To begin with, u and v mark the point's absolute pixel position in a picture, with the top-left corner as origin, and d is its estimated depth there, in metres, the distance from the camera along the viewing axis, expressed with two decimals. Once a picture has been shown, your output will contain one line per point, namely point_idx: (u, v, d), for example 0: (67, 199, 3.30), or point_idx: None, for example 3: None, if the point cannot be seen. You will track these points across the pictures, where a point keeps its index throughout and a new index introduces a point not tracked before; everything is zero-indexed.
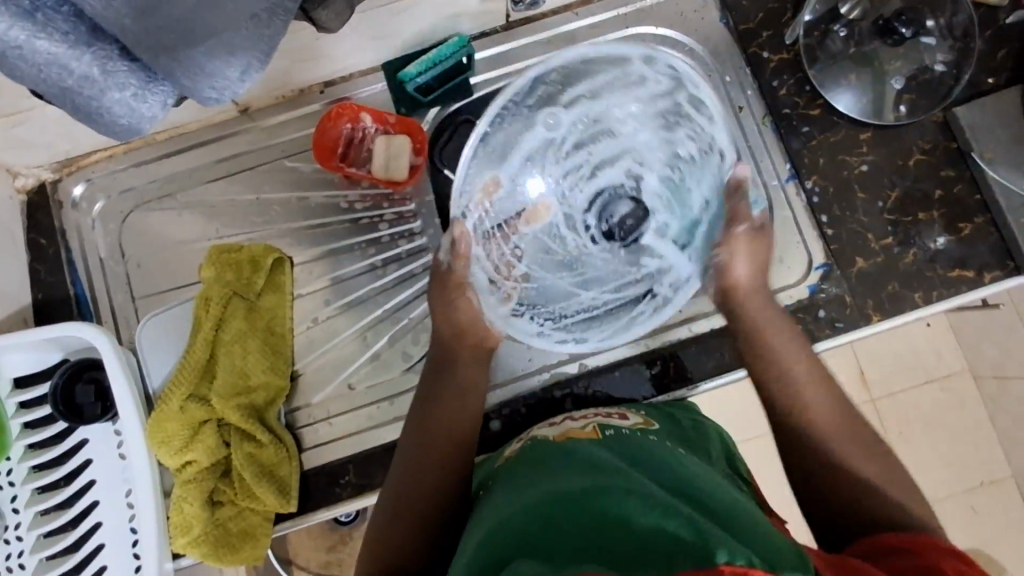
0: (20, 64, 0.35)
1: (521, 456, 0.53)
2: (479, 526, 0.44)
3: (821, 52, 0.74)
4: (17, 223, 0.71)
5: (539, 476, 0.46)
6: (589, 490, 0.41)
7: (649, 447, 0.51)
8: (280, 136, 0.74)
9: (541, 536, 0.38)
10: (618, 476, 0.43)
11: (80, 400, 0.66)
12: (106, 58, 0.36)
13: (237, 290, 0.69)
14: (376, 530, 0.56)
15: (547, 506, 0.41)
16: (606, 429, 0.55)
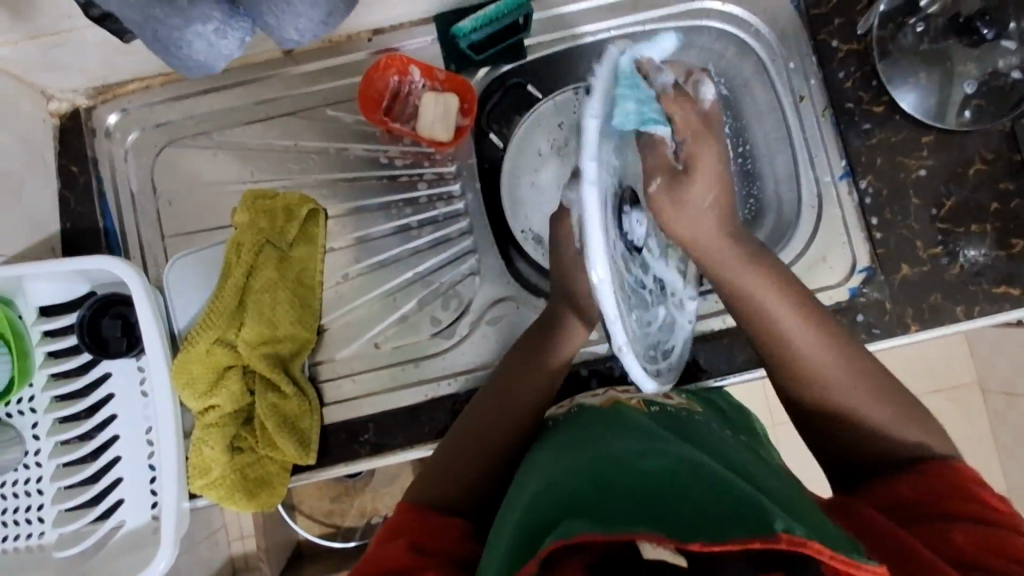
0: None
1: (564, 419, 0.53)
2: (527, 483, 0.45)
3: (892, 46, 0.71)
4: (49, 148, 0.70)
5: (587, 437, 0.46)
6: (638, 461, 0.41)
7: (697, 424, 0.50)
8: (322, 83, 0.72)
9: (589, 499, 0.38)
10: (665, 446, 0.43)
11: (106, 334, 0.65)
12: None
13: (269, 237, 0.68)
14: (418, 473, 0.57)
15: (593, 471, 0.41)
16: (652, 405, 0.53)
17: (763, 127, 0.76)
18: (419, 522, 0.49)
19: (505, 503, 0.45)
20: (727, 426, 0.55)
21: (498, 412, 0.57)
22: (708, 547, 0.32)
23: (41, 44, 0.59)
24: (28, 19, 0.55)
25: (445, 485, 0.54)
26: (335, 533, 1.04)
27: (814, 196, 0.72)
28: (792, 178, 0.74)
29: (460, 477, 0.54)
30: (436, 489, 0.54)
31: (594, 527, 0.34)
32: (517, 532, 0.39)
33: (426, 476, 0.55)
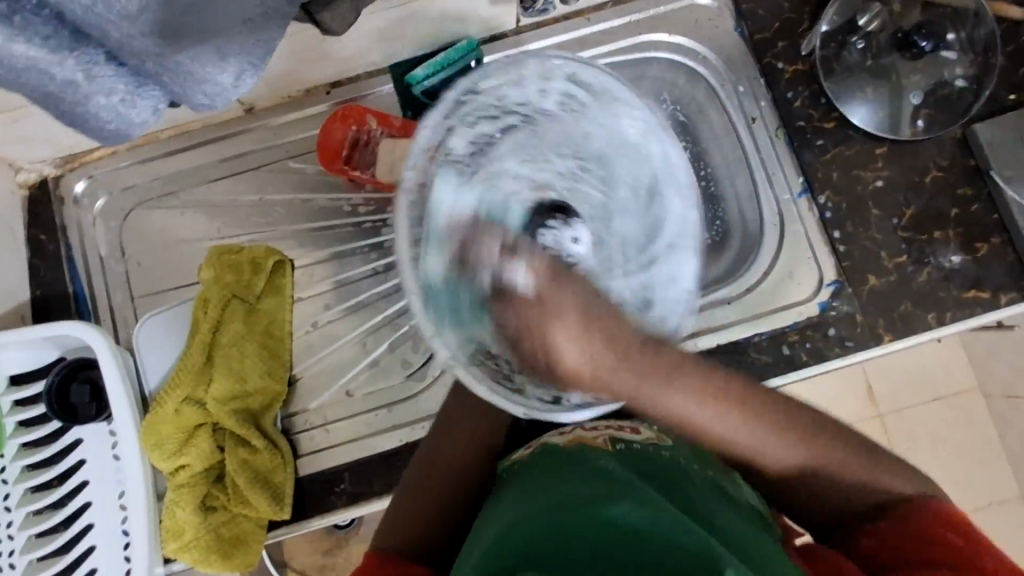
0: (1, 69, 0.32)
1: (531, 460, 0.51)
2: (484, 534, 0.42)
3: (837, 64, 0.73)
4: (18, 219, 0.71)
5: (548, 484, 0.45)
6: (597, 509, 0.39)
7: (662, 459, 0.49)
8: (285, 136, 0.73)
9: (541, 556, 0.36)
10: (627, 490, 0.41)
11: (75, 401, 0.65)
12: (91, 64, 0.33)
13: (236, 291, 0.68)
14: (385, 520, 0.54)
15: (550, 521, 0.39)
16: (618, 445, 0.50)
17: (721, 151, 0.76)
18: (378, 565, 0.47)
19: (462, 554, 0.43)
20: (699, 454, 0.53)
21: (454, 456, 0.57)
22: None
23: (0, 121, 0.61)
24: None
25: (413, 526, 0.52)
26: None
27: (774, 214, 0.72)
28: (751, 198, 0.74)
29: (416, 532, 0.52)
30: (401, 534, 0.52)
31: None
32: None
33: (392, 523, 0.53)
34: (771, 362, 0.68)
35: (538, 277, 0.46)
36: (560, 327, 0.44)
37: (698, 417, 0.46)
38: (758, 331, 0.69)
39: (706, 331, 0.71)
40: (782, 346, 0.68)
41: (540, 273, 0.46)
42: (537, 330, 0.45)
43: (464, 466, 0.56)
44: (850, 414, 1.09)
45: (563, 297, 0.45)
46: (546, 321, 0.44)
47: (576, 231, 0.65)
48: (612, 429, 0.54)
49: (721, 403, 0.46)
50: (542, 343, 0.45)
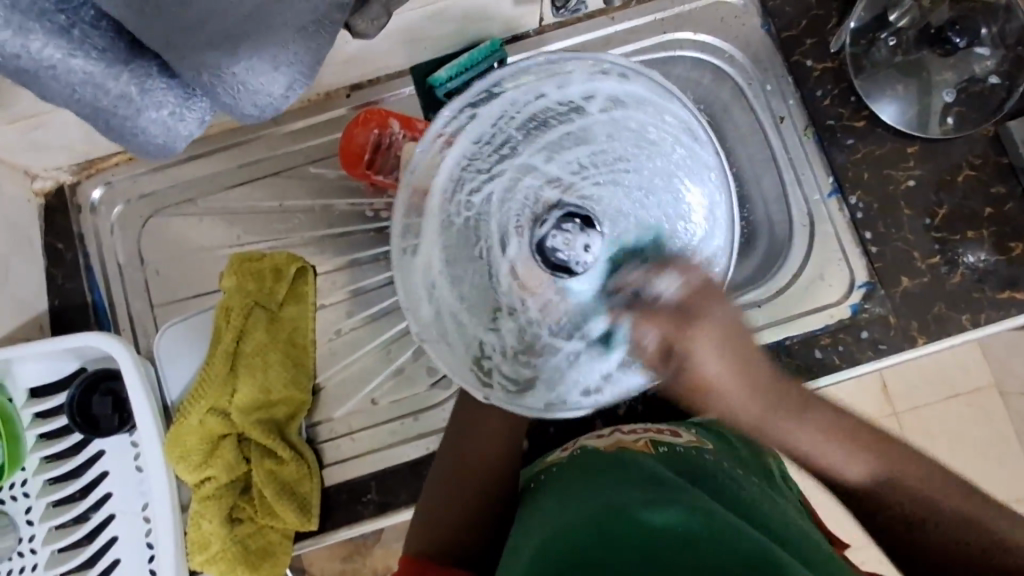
0: (53, 84, 0.31)
1: (568, 466, 0.50)
2: (527, 543, 0.41)
3: (867, 61, 0.71)
4: (35, 227, 0.70)
5: (589, 489, 0.43)
6: (645, 513, 0.38)
7: (704, 466, 0.47)
8: (305, 141, 0.72)
9: (591, 562, 0.35)
10: (676, 496, 0.40)
11: (98, 412, 0.64)
12: (144, 77, 0.32)
13: (258, 299, 0.67)
14: (415, 532, 0.53)
15: (598, 523, 0.38)
16: (659, 446, 0.51)
17: (747, 151, 0.74)
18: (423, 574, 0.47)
19: (506, 558, 0.42)
20: (736, 462, 0.52)
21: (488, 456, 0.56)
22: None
23: (19, 129, 0.59)
24: (6, 107, 0.55)
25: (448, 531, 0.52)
26: None
27: (805, 214, 0.71)
28: (779, 199, 0.72)
29: (450, 537, 0.51)
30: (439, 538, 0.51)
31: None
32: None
33: (425, 529, 0.53)
34: (803, 367, 0.67)
35: (686, 290, 0.49)
36: (700, 355, 0.46)
37: (806, 430, 0.46)
38: (791, 333, 0.68)
39: None
40: (813, 350, 0.68)
41: (688, 286, 0.50)
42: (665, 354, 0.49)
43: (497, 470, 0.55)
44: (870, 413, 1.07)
45: (704, 303, 0.48)
46: (677, 347, 0.48)
47: (591, 239, 0.60)
48: (652, 433, 0.55)
49: (808, 404, 0.48)
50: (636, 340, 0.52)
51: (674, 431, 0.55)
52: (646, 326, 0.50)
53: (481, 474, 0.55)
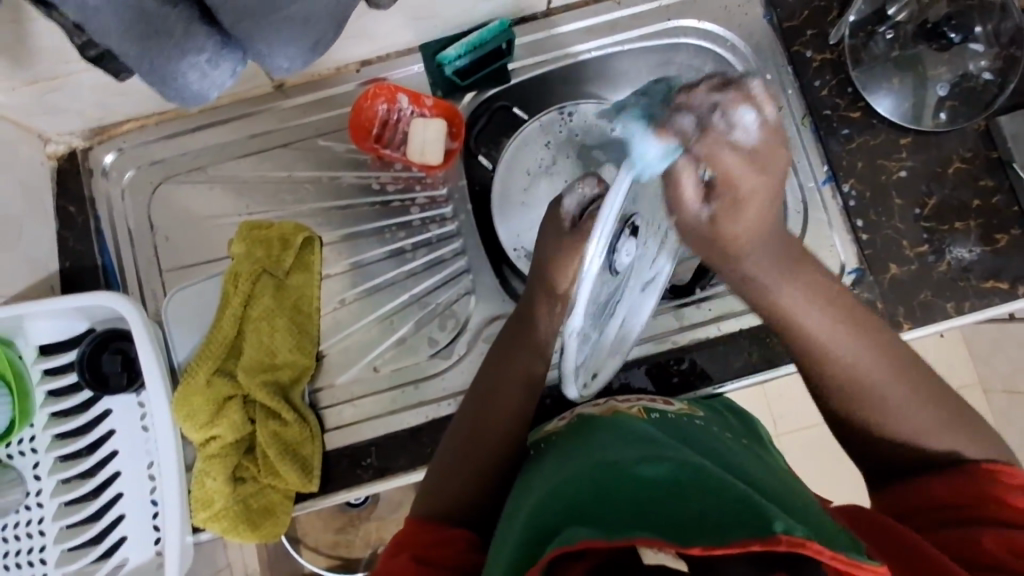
0: (107, 21, 0.33)
1: (565, 431, 0.52)
2: (525, 497, 0.43)
3: (864, 54, 0.73)
4: (47, 190, 0.71)
5: (584, 449, 0.46)
6: (638, 468, 0.40)
7: (695, 431, 0.49)
8: (313, 114, 0.74)
9: (586, 509, 0.37)
10: (666, 454, 0.42)
11: (107, 370, 0.66)
12: (189, 20, 0.34)
13: (266, 266, 0.69)
14: (419, 496, 0.55)
15: (593, 479, 0.40)
16: (651, 413, 0.53)
17: None
18: (423, 535, 0.49)
19: (506, 515, 0.44)
20: (727, 429, 0.54)
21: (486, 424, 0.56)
22: (710, 550, 0.31)
23: (36, 90, 0.61)
24: (25, 67, 0.56)
25: (447, 497, 0.53)
26: (339, 565, 1.02)
27: (800, 202, 0.73)
28: (777, 186, 0.75)
29: (450, 499, 0.53)
30: (439, 502, 0.53)
31: (595, 533, 0.33)
32: (519, 540, 0.38)
33: (428, 492, 0.54)
34: None
35: (766, 136, 0.41)
36: (748, 215, 0.43)
37: (795, 292, 0.47)
38: None
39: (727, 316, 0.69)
40: None
41: (768, 124, 0.41)
42: (721, 183, 0.42)
43: (497, 436, 0.56)
44: None
45: (776, 154, 0.42)
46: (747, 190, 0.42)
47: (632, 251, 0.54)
48: (647, 402, 0.57)
49: (795, 276, 0.48)
50: (674, 192, 0.43)
51: (666, 401, 0.58)
52: (723, 156, 0.41)
53: (482, 442, 0.55)
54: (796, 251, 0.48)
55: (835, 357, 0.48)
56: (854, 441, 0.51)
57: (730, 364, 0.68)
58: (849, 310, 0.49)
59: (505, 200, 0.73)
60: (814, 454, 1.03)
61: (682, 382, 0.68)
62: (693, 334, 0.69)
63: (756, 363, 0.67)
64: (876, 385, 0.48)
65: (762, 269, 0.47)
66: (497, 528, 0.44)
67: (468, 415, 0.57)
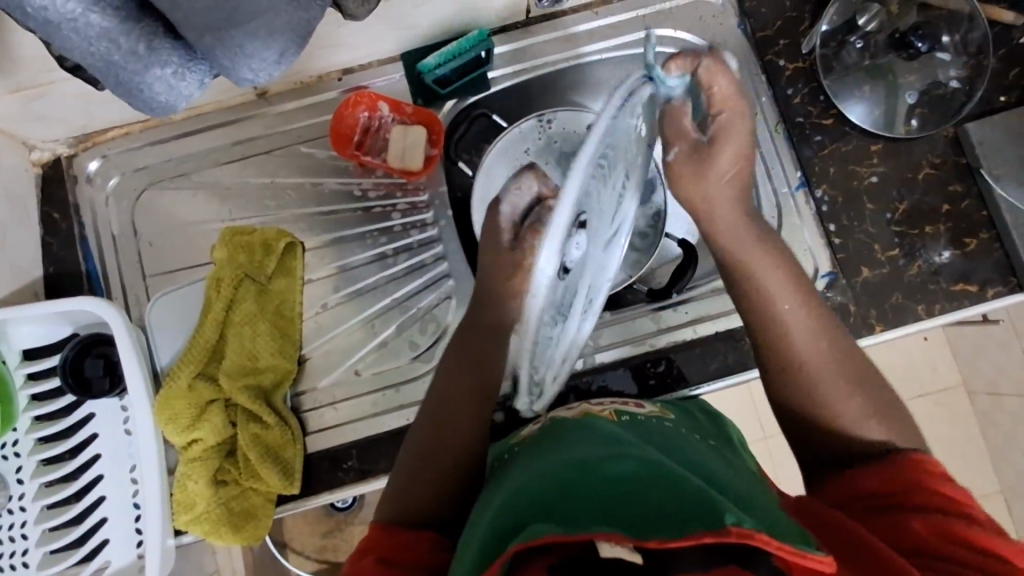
0: (72, 36, 0.34)
1: (537, 433, 0.53)
2: (493, 497, 0.44)
3: (836, 63, 0.75)
4: (32, 196, 0.72)
5: (551, 450, 0.47)
6: (601, 466, 0.41)
7: (662, 431, 0.51)
8: (296, 121, 0.75)
9: (550, 506, 0.38)
10: (629, 452, 0.43)
11: (89, 374, 0.67)
12: (154, 35, 0.35)
13: (248, 272, 0.70)
14: (392, 497, 0.55)
15: (557, 477, 0.41)
16: (623, 415, 0.54)
17: None
18: (388, 539, 0.48)
19: (475, 514, 0.45)
20: (697, 432, 0.55)
21: (459, 425, 0.57)
22: (665, 542, 0.32)
23: (19, 98, 0.62)
24: (8, 75, 0.57)
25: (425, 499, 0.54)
26: (326, 569, 1.03)
27: (774, 207, 0.75)
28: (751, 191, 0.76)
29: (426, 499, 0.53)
30: (408, 504, 0.53)
31: (557, 528, 0.34)
32: (484, 537, 0.39)
33: (401, 492, 0.55)
34: None
35: (721, 96, 0.52)
36: (725, 151, 0.52)
37: (768, 269, 0.54)
38: None
39: (704, 319, 0.71)
40: None
41: (728, 96, 0.52)
42: (681, 135, 0.53)
43: (470, 434, 0.57)
44: None
45: (738, 127, 0.52)
46: (720, 143, 0.52)
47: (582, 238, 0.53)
48: (620, 404, 0.58)
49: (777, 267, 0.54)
50: (676, 125, 0.53)
51: (639, 403, 0.59)
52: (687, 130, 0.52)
53: (454, 445, 0.56)
54: (768, 237, 0.56)
55: (782, 306, 0.53)
56: (813, 442, 0.51)
57: (707, 365, 0.69)
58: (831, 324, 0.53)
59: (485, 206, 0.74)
60: None
61: (658, 385, 0.69)
62: (672, 335, 0.70)
63: (731, 366, 0.68)
64: (813, 360, 0.51)
65: (719, 208, 0.54)
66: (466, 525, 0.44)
67: (435, 421, 0.58)
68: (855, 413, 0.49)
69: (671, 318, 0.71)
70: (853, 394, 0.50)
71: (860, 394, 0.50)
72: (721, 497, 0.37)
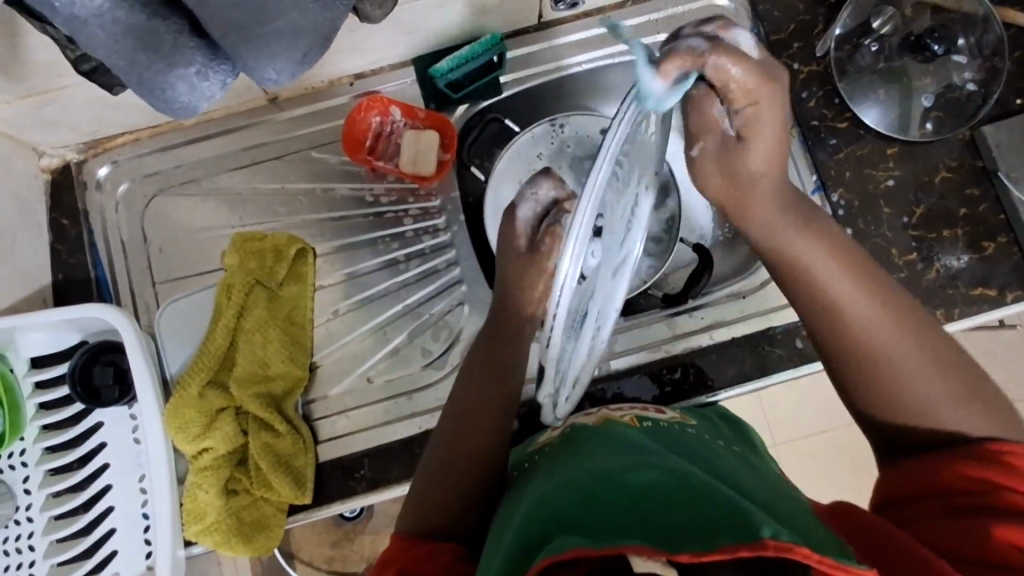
0: (97, 32, 0.33)
1: (557, 442, 0.52)
2: (515, 510, 0.43)
3: (850, 66, 0.75)
4: (41, 202, 0.71)
5: (574, 460, 0.45)
6: (627, 476, 0.40)
7: (685, 438, 0.50)
8: (307, 126, 0.74)
9: (575, 518, 0.37)
10: (655, 461, 0.42)
11: (98, 383, 0.66)
12: (178, 33, 0.35)
13: (259, 278, 0.70)
14: (407, 507, 0.54)
15: (581, 488, 0.40)
16: (644, 421, 0.53)
17: None
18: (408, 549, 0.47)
19: (497, 525, 0.44)
20: (719, 438, 0.54)
21: (474, 434, 0.56)
22: (698, 556, 0.31)
23: (30, 104, 0.61)
24: (19, 80, 0.57)
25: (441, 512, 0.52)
26: None
27: None
28: None
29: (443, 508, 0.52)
30: (426, 517, 0.52)
31: (583, 541, 0.33)
32: (508, 551, 0.38)
33: (417, 501, 0.54)
34: (785, 355, 0.67)
35: (743, 122, 0.50)
36: (757, 147, 0.50)
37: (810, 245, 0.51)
38: (774, 324, 0.68)
39: (720, 325, 0.70)
40: (796, 339, 0.67)
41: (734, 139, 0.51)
42: (746, 132, 0.50)
43: (486, 443, 0.56)
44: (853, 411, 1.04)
45: (762, 150, 0.51)
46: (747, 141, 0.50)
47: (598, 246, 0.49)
48: (639, 410, 0.57)
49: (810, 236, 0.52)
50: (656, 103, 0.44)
51: (659, 409, 0.58)
52: (719, 172, 0.52)
53: (471, 455, 0.55)
54: (819, 220, 0.53)
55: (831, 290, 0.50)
56: None
57: (725, 371, 0.68)
58: (907, 312, 0.50)
59: (497, 211, 0.74)
60: (810, 463, 1.03)
61: (673, 392, 0.68)
62: (686, 342, 0.69)
63: (748, 372, 0.67)
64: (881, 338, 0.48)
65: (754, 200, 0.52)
66: (487, 538, 0.44)
67: (451, 430, 0.57)
68: (940, 397, 0.47)
69: (687, 323, 0.71)
70: (913, 362, 0.48)
71: (934, 376, 0.47)
72: (753, 507, 0.36)
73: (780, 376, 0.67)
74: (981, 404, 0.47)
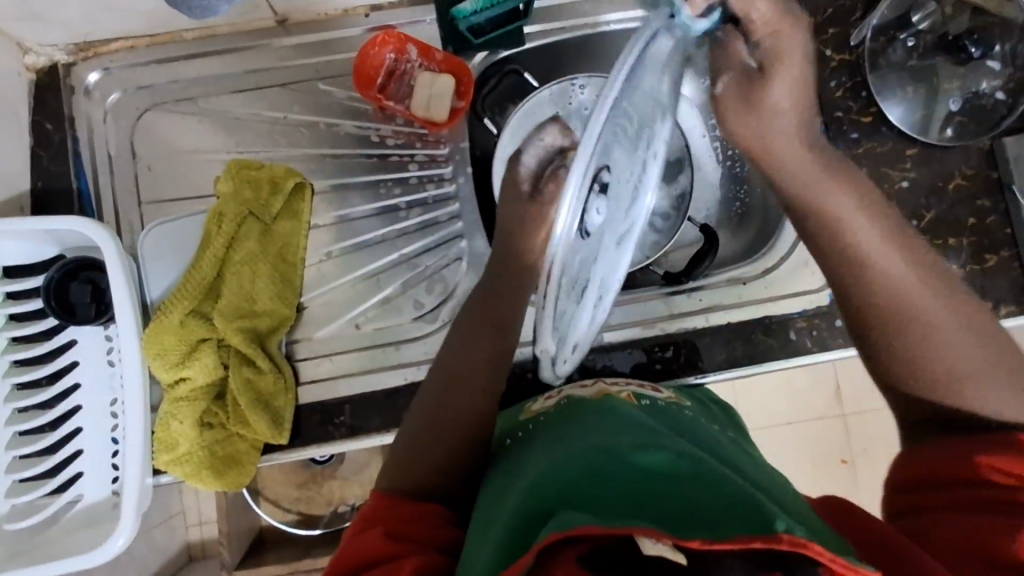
0: None
1: (556, 412, 0.52)
2: (517, 478, 0.43)
3: (883, 60, 0.73)
4: (23, 103, 0.67)
5: (579, 432, 0.45)
6: (635, 456, 0.40)
7: (686, 420, 0.50)
8: (316, 55, 0.70)
9: (583, 497, 0.37)
10: (663, 441, 0.42)
11: (75, 300, 0.63)
12: None
13: (253, 209, 0.67)
14: (391, 459, 0.53)
15: (588, 464, 0.40)
16: (641, 398, 0.52)
17: None
18: (391, 507, 0.47)
19: (493, 492, 0.44)
20: (715, 422, 0.54)
21: (466, 393, 0.55)
22: (708, 545, 0.32)
23: None
24: None
25: (422, 468, 0.51)
26: (299, 520, 1.01)
27: None
28: None
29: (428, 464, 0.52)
30: (410, 473, 0.51)
31: (591, 519, 0.33)
32: (510, 520, 0.38)
33: (406, 457, 0.52)
34: (777, 345, 0.67)
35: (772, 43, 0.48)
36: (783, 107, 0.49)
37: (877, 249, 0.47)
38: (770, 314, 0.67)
39: (717, 307, 0.69)
40: (789, 331, 0.67)
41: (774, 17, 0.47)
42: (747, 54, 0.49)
43: (477, 405, 0.54)
44: (819, 411, 1.01)
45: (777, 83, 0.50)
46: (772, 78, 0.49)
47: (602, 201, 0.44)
48: (635, 386, 0.56)
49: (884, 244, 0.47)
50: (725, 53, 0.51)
51: (655, 387, 0.57)
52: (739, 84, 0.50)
53: (455, 414, 0.54)
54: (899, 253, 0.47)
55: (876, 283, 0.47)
56: None
57: (715, 355, 0.67)
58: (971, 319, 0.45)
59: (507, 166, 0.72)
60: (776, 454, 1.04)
61: (663, 370, 0.67)
62: (681, 323, 0.68)
63: (737, 358, 0.67)
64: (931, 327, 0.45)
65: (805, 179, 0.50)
66: (481, 503, 0.44)
67: (438, 387, 0.55)
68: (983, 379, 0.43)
69: (684, 303, 0.70)
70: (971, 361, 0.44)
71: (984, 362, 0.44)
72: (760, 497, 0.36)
73: (769, 366, 0.67)
74: (1008, 380, 0.43)
